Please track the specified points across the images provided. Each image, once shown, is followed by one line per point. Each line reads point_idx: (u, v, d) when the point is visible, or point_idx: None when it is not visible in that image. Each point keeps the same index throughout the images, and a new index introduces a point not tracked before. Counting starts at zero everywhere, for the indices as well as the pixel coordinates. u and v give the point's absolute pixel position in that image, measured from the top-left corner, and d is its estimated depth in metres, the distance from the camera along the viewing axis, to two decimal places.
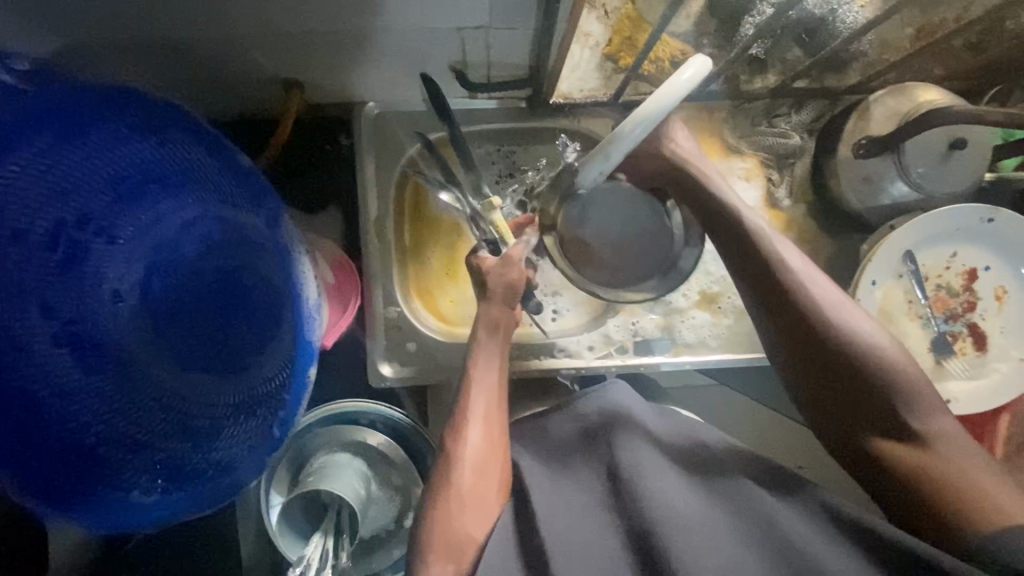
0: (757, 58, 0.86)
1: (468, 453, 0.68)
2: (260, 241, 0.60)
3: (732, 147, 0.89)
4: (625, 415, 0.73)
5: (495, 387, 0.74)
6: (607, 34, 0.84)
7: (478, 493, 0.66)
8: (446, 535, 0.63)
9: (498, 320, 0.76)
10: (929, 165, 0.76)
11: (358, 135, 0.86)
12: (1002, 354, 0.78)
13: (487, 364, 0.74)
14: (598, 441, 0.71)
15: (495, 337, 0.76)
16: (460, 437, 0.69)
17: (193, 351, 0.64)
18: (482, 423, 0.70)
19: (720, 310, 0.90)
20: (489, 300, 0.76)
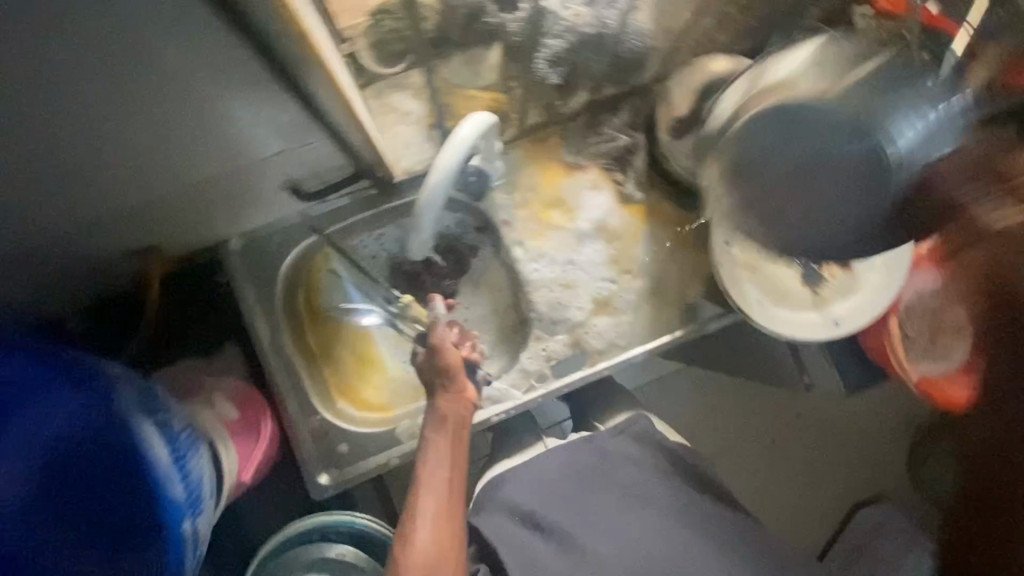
0: (562, 84, 0.94)
1: (417, 555, 0.70)
2: (124, 423, 0.66)
3: (572, 165, 0.96)
4: (571, 474, 0.88)
5: (445, 481, 0.76)
6: (424, 108, 0.92)
7: None
8: None
9: (445, 413, 0.80)
10: (732, 125, 0.83)
11: (232, 272, 0.90)
12: (867, 265, 0.83)
13: (436, 461, 0.77)
14: (558, 505, 0.85)
15: (443, 432, 0.79)
16: (410, 541, 0.71)
17: (88, 533, 0.63)
18: (429, 522, 0.72)
19: (617, 310, 0.95)
20: (435, 398, 0.80)
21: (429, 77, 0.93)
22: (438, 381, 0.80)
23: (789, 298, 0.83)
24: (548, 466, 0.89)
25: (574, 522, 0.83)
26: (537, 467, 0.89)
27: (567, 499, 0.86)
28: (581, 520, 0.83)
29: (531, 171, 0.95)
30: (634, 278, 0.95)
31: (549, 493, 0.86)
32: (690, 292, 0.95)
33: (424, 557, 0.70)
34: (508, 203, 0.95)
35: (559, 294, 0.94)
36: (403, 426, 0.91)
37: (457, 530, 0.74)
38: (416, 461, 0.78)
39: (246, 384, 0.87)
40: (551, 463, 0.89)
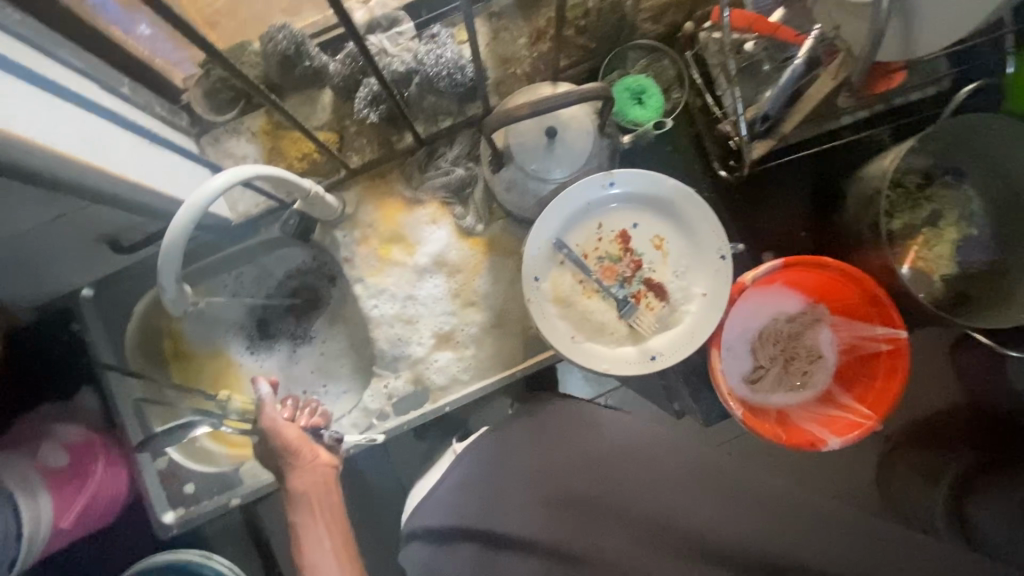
0: (395, 120, 0.94)
1: None
2: None
3: (411, 200, 0.96)
4: (495, 470, 0.78)
5: (328, 522, 0.81)
6: (261, 151, 0.94)
7: None
8: None
9: (309, 484, 0.81)
10: (538, 156, 0.81)
11: (84, 319, 0.94)
12: (686, 296, 0.79)
13: (314, 528, 0.80)
14: (471, 512, 0.75)
15: (315, 510, 0.81)
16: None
17: None
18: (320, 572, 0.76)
19: (458, 344, 0.94)
20: (290, 477, 0.80)
21: (262, 121, 0.94)
22: (282, 461, 0.80)
23: (604, 333, 0.80)
24: (465, 472, 0.79)
25: (489, 528, 0.73)
26: (454, 474, 0.79)
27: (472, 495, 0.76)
28: (503, 515, 0.74)
29: (370, 208, 0.96)
30: (476, 312, 0.94)
31: (468, 497, 0.76)
32: (531, 324, 0.94)
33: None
34: (349, 241, 0.96)
35: (400, 331, 0.95)
36: (248, 463, 0.94)
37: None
38: (297, 539, 0.80)
39: (94, 433, 0.92)
40: (467, 467, 0.80)
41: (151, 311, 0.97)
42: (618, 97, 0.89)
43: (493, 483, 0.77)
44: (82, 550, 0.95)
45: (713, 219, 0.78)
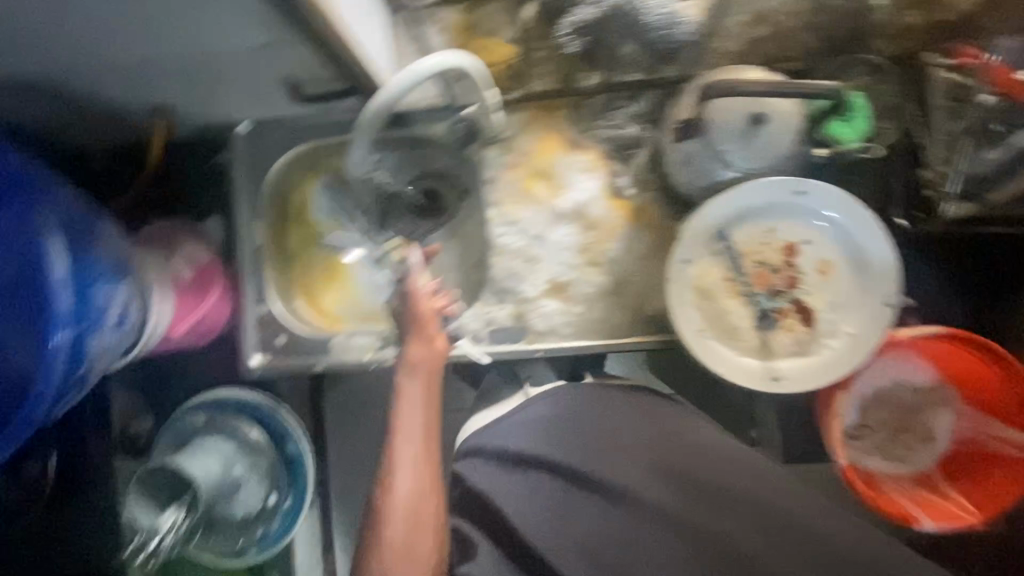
0: (587, 56, 0.90)
1: (400, 504, 0.81)
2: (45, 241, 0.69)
3: (573, 142, 0.92)
4: (577, 422, 0.90)
5: (420, 436, 0.85)
6: (445, 46, 0.93)
7: (410, 537, 0.81)
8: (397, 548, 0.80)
9: (420, 361, 0.85)
10: (735, 141, 0.77)
11: (233, 153, 0.97)
12: (833, 331, 0.76)
13: (411, 413, 0.84)
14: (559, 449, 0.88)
15: (414, 378, 0.85)
16: (392, 490, 0.82)
17: None
18: (411, 475, 0.83)
19: (570, 297, 0.92)
20: (407, 347, 0.85)
21: (456, 16, 0.92)
22: (407, 329, 0.86)
23: (735, 338, 0.77)
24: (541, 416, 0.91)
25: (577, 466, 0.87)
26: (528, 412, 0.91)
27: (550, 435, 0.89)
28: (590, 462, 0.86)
29: (530, 136, 0.93)
30: (598, 273, 0.92)
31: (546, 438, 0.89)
32: (649, 305, 0.91)
33: (408, 502, 0.82)
34: (498, 162, 0.94)
35: (518, 266, 0.94)
36: (339, 339, 0.95)
37: (433, 475, 0.85)
38: (392, 408, 0.86)
39: (213, 260, 0.94)
40: (540, 412, 0.92)
41: (294, 167, 0.99)
42: (832, 127, 0.79)
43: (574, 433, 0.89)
44: (165, 365, 0.99)
45: (892, 263, 0.74)
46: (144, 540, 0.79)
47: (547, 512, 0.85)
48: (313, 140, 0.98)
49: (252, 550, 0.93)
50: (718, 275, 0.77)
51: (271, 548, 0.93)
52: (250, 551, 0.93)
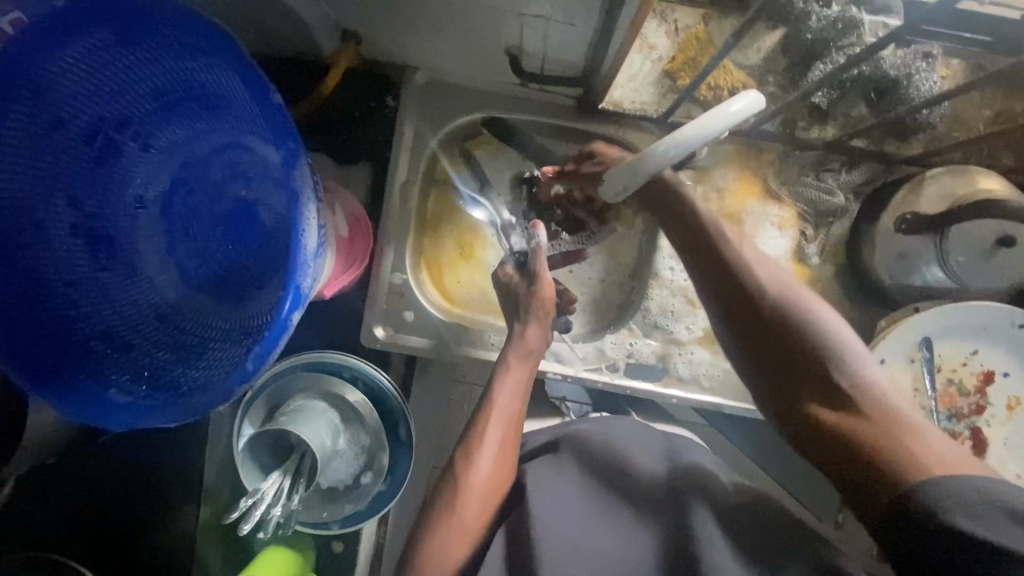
0: (818, 108, 0.83)
1: (477, 482, 0.69)
2: (263, 163, 0.64)
3: (771, 192, 0.86)
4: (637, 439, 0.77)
5: (512, 419, 0.73)
6: (672, 50, 0.84)
7: (475, 522, 0.69)
8: (446, 528, 0.68)
9: (531, 349, 0.77)
10: (969, 254, 0.74)
11: (406, 99, 0.86)
12: (1000, 467, 0.74)
13: (510, 395, 0.74)
14: (588, 474, 0.73)
15: (526, 365, 0.76)
16: (472, 465, 0.70)
17: (207, 278, 0.70)
18: (494, 455, 0.71)
19: (720, 351, 0.88)
20: (524, 325, 0.77)
21: (695, 22, 0.83)
22: (531, 310, 0.77)
23: None
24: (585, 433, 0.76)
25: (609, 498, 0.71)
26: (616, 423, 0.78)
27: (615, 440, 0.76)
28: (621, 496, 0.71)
29: (728, 172, 0.86)
30: None
31: (575, 456, 0.74)
32: None
33: (485, 485, 0.70)
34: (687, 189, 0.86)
35: (677, 304, 0.89)
36: (468, 330, 0.89)
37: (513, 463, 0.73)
38: (488, 382, 0.75)
39: (362, 213, 0.84)
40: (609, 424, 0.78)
41: (464, 132, 0.89)
42: None
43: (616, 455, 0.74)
44: None
45: None
46: (251, 502, 0.72)
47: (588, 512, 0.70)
48: (495, 110, 0.87)
49: (333, 526, 0.87)
50: (900, 371, 0.74)
51: (353, 527, 0.87)
52: (331, 527, 0.87)
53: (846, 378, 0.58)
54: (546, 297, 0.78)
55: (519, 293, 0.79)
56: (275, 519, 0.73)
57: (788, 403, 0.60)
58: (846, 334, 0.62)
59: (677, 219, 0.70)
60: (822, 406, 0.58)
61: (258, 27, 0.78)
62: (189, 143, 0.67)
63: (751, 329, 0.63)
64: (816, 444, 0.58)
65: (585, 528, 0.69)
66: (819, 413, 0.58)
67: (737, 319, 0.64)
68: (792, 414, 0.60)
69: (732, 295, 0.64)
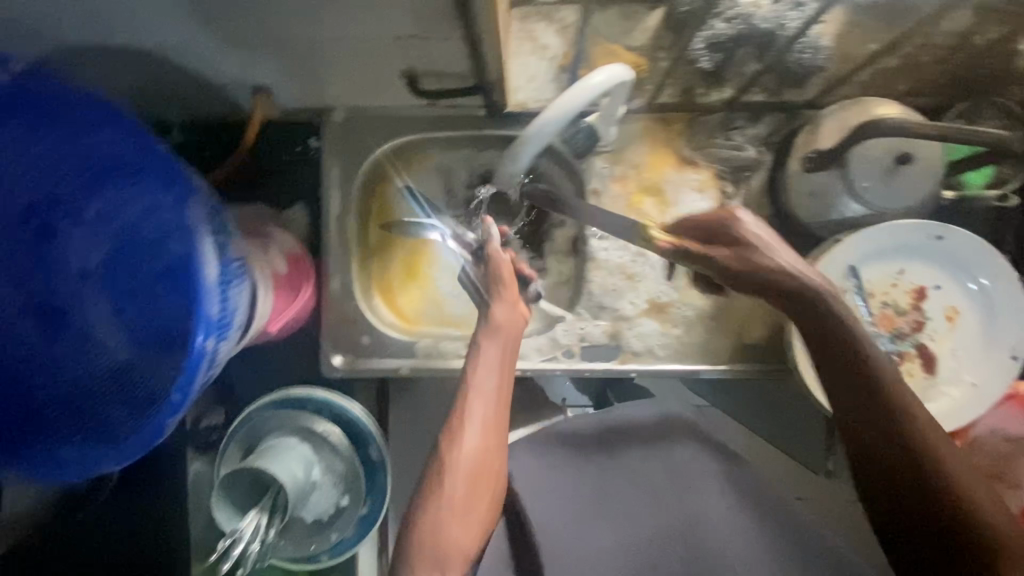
0: (711, 72, 0.87)
1: (466, 455, 0.69)
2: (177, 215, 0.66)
3: (685, 159, 0.90)
4: (606, 434, 0.82)
5: (495, 395, 0.72)
6: (564, 46, 0.88)
7: (467, 507, 0.69)
8: (435, 528, 0.67)
9: (503, 325, 0.73)
10: (874, 180, 0.75)
11: (326, 139, 0.92)
12: (953, 379, 0.75)
13: (487, 370, 0.72)
14: (578, 464, 0.81)
15: (498, 342, 0.73)
16: (458, 442, 0.70)
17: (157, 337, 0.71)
18: (479, 430, 0.70)
19: (668, 319, 0.90)
20: (492, 305, 0.74)
21: (579, 18, 0.88)
22: (494, 287, 0.74)
23: None
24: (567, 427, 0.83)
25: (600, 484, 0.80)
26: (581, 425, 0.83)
27: (584, 444, 0.82)
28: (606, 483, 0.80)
29: (641, 149, 0.90)
30: (699, 296, 0.91)
31: (548, 450, 0.82)
32: (749, 332, 0.89)
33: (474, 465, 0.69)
34: (605, 173, 0.91)
35: (617, 282, 0.92)
36: (423, 343, 0.92)
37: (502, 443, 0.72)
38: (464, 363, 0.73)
39: (300, 250, 0.86)
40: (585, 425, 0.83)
41: (385, 159, 0.94)
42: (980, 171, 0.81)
43: (601, 447, 0.82)
44: (238, 359, 0.93)
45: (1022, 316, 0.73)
46: (229, 544, 0.74)
47: (581, 513, 0.78)
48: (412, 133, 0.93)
49: (323, 557, 0.89)
50: (828, 305, 0.76)
51: (342, 555, 0.89)
52: (321, 557, 0.89)
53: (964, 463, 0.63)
54: (517, 310, 0.74)
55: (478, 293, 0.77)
56: (254, 556, 0.75)
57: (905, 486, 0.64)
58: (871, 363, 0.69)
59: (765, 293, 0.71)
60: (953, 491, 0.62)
61: (176, 98, 0.84)
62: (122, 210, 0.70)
63: (878, 396, 0.66)
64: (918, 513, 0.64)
65: (574, 520, 0.77)
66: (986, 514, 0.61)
67: (841, 387, 0.67)
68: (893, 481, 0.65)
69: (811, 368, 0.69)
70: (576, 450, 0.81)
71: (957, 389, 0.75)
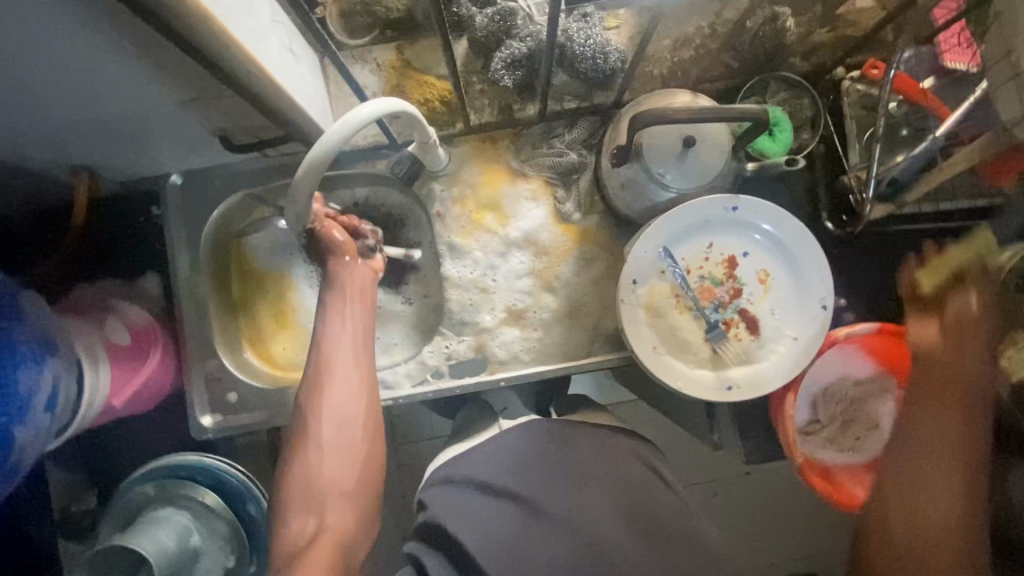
0: (522, 88, 0.93)
1: (325, 402, 0.76)
2: None
3: (516, 172, 0.94)
4: (536, 451, 0.82)
5: (348, 347, 0.79)
6: (381, 84, 0.93)
7: (335, 446, 0.74)
8: (304, 477, 0.73)
9: (355, 281, 0.82)
10: (669, 164, 0.80)
11: (166, 206, 0.93)
12: (777, 335, 0.79)
13: (339, 326, 0.80)
14: (517, 475, 0.79)
15: (346, 301, 0.81)
16: (319, 393, 0.76)
17: None
18: (336, 379, 0.77)
19: (526, 324, 0.93)
20: (338, 260, 0.82)
21: (391, 56, 0.93)
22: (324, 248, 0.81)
23: (688, 353, 0.79)
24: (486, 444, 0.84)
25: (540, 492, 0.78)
26: (495, 445, 0.83)
27: (511, 459, 0.81)
28: (553, 489, 0.78)
29: (473, 169, 0.94)
30: (553, 298, 0.94)
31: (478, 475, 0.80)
32: (604, 323, 0.93)
33: (336, 413, 0.75)
34: (445, 195, 0.95)
35: (474, 297, 0.94)
36: (292, 390, 0.92)
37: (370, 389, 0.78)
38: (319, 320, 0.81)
39: (150, 318, 0.86)
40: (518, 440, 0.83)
41: (232, 217, 0.96)
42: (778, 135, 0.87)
43: (536, 459, 0.81)
44: (107, 440, 0.92)
45: (824, 268, 0.78)
46: None
47: (507, 532, 0.75)
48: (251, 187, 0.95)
49: None
50: (651, 288, 0.80)
51: None
52: None
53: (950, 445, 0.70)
54: (363, 265, 0.84)
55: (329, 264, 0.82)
56: None
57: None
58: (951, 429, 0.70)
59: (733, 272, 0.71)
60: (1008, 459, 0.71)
61: None
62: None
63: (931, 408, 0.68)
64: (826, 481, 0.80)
65: (518, 536, 0.75)
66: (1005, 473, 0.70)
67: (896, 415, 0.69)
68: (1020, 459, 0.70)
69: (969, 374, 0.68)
70: (506, 466, 0.80)
71: (783, 346, 0.79)
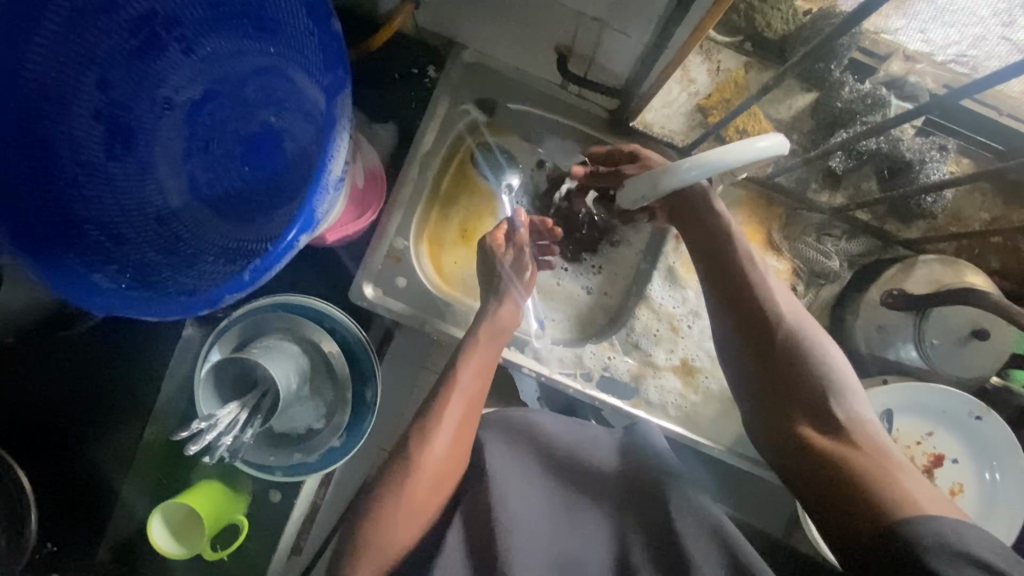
0: (832, 173, 0.87)
1: (432, 460, 0.69)
2: (303, 97, 0.67)
3: (773, 243, 0.88)
4: (578, 450, 0.75)
5: (473, 393, 0.73)
6: (710, 88, 0.87)
7: (427, 503, 0.68)
8: (382, 548, 0.66)
9: (504, 323, 0.78)
10: (945, 339, 0.78)
11: (446, 73, 0.87)
12: None
13: (471, 370, 0.74)
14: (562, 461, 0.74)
15: (493, 342, 0.77)
16: (427, 443, 0.69)
17: (225, 200, 0.69)
18: (450, 431, 0.71)
19: (692, 383, 0.90)
20: (499, 303, 0.78)
21: (737, 67, 0.86)
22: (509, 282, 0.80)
23: None
24: (541, 427, 0.76)
25: (570, 505, 0.72)
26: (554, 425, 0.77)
27: (562, 443, 0.75)
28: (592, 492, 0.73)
29: (736, 215, 0.88)
30: None
31: (525, 448, 0.75)
32: None
33: (442, 461, 0.69)
34: None
35: (660, 329, 0.91)
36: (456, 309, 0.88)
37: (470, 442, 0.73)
38: (454, 356, 0.75)
39: (380, 170, 0.85)
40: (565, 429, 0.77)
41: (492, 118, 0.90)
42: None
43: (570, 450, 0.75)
44: None
45: (1014, 516, 0.76)
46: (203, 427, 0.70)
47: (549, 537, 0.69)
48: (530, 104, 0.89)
49: (277, 472, 0.85)
50: None
51: (295, 478, 0.85)
52: (275, 472, 0.85)
53: (844, 409, 0.63)
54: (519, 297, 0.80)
55: (501, 267, 0.79)
56: (223, 448, 0.72)
57: (785, 431, 0.65)
58: (851, 379, 0.66)
59: (698, 228, 0.75)
60: (815, 430, 0.63)
61: None
62: (234, 60, 0.67)
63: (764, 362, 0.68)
64: (798, 457, 0.63)
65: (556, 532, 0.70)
66: (811, 436, 0.63)
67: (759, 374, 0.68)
68: (786, 437, 0.65)
69: (737, 299, 0.70)
70: (551, 452, 0.75)
71: None
